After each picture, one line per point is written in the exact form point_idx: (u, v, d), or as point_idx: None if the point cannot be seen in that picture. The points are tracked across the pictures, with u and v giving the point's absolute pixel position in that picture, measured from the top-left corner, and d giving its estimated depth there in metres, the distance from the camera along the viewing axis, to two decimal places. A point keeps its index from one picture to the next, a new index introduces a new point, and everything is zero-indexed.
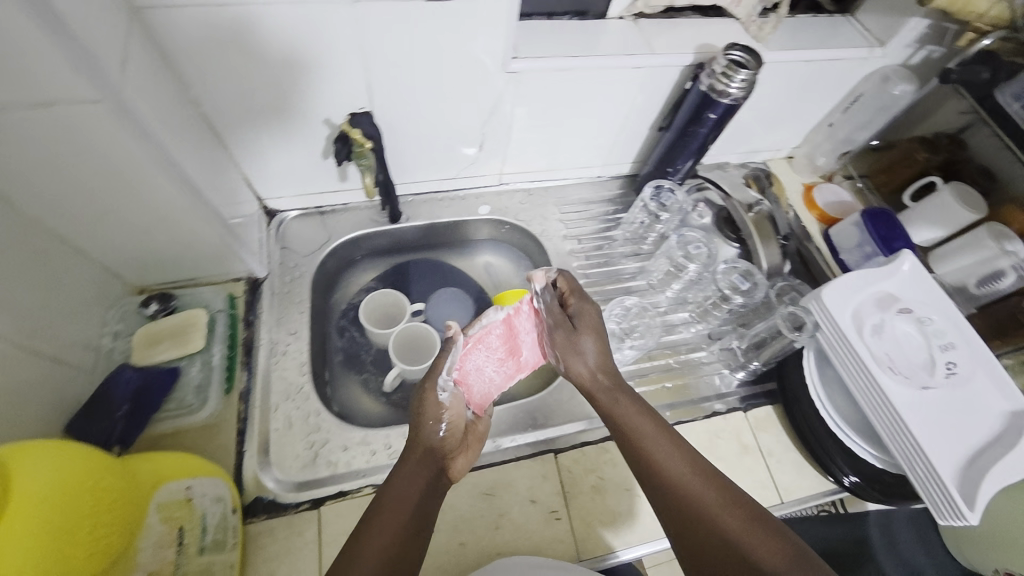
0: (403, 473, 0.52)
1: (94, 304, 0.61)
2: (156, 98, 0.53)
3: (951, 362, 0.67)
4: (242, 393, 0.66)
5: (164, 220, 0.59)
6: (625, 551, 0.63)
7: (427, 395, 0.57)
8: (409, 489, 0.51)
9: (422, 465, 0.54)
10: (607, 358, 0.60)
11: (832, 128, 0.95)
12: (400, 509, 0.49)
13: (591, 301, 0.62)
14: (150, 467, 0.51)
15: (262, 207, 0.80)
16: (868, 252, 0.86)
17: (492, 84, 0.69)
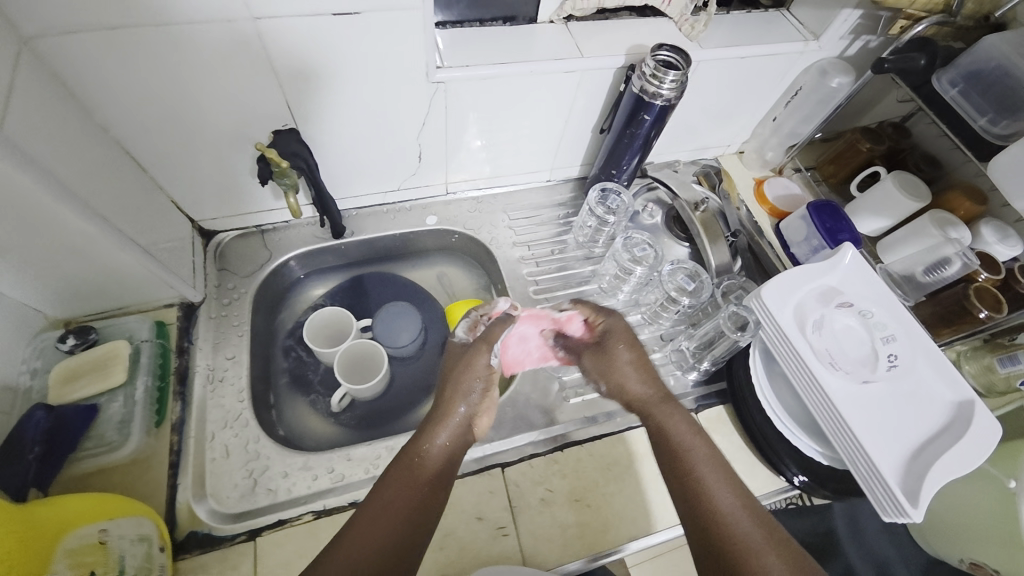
0: (430, 437, 0.60)
1: (11, 341, 0.58)
2: (54, 128, 0.51)
3: (892, 354, 0.67)
4: (175, 424, 0.64)
5: (77, 254, 0.57)
6: (627, 545, 0.64)
7: (474, 358, 0.67)
8: (432, 459, 0.58)
9: (450, 433, 0.61)
10: (646, 373, 0.68)
11: (776, 122, 0.95)
12: (416, 480, 0.55)
13: (619, 318, 0.73)
14: (57, 512, 0.47)
15: (197, 229, 0.78)
16: (816, 245, 0.87)
17: (421, 94, 0.68)
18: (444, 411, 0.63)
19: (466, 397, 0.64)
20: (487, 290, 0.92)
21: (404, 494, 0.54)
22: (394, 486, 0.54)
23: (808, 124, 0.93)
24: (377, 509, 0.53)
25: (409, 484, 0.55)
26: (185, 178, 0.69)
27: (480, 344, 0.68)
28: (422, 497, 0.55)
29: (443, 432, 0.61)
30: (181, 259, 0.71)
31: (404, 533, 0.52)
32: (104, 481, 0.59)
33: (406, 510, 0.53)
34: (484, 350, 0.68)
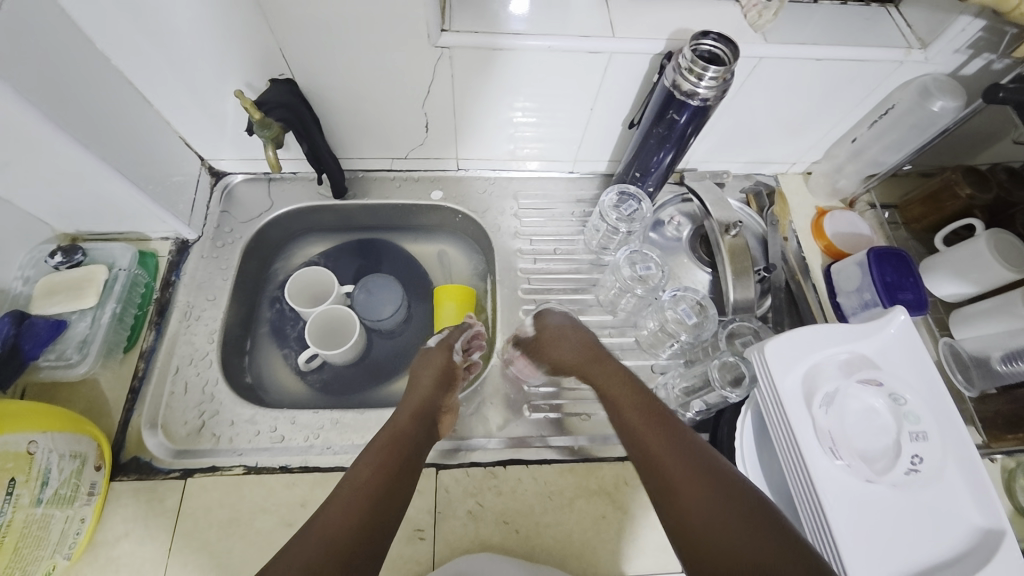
0: (399, 415, 0.59)
1: (9, 247, 0.62)
2: (48, 48, 0.51)
3: (915, 456, 0.54)
4: (144, 352, 0.67)
5: (72, 175, 0.59)
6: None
7: (432, 359, 0.66)
8: (397, 439, 0.54)
9: (411, 416, 0.58)
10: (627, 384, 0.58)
11: (855, 144, 0.79)
12: (383, 461, 0.51)
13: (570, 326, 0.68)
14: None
15: (207, 167, 0.79)
16: (868, 299, 0.72)
17: (424, 59, 0.63)
18: (406, 400, 0.60)
19: (430, 389, 0.62)
20: (482, 278, 0.87)
21: (377, 475, 0.50)
22: (369, 467, 0.50)
23: (897, 153, 0.77)
24: (349, 492, 0.48)
25: (381, 465, 0.51)
26: (192, 116, 0.70)
27: (439, 347, 0.68)
28: (393, 477, 0.50)
29: (404, 415, 0.58)
30: (180, 195, 0.73)
31: (376, 512, 0.47)
32: (69, 392, 0.63)
33: (378, 488, 0.49)
34: (445, 352, 0.67)
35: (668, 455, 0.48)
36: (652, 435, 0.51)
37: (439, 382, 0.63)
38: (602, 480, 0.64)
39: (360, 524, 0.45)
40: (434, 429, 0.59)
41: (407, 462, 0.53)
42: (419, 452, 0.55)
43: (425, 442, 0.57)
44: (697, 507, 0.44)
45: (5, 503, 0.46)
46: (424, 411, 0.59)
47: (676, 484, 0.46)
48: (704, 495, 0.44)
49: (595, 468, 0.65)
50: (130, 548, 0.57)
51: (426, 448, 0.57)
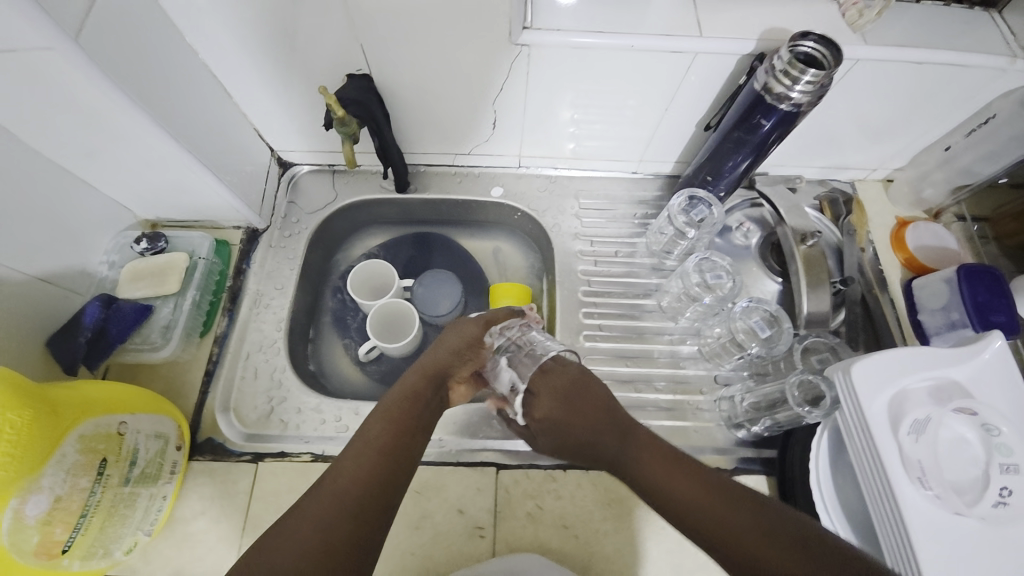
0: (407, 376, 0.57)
1: (101, 234, 0.66)
2: (141, 43, 0.52)
3: (1008, 491, 0.50)
4: (217, 337, 0.69)
5: (155, 168, 0.61)
6: None
7: (463, 327, 0.61)
8: (407, 401, 0.54)
9: (425, 377, 0.57)
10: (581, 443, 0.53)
11: (949, 153, 0.74)
12: (393, 421, 0.51)
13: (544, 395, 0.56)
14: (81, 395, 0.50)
15: (275, 158, 0.81)
16: (955, 319, 0.68)
17: (499, 57, 0.62)
18: (421, 361, 0.59)
19: (448, 355, 0.59)
20: (538, 277, 0.86)
21: (387, 435, 0.50)
22: (379, 427, 0.50)
23: (992, 164, 0.71)
24: (359, 453, 0.47)
25: (387, 423, 0.51)
26: (266, 107, 0.71)
27: (478, 318, 0.62)
28: (400, 437, 0.50)
29: (416, 376, 0.57)
30: (252, 186, 0.75)
31: (383, 474, 0.47)
32: (149, 374, 0.66)
33: (384, 448, 0.48)
34: (479, 325, 0.61)
35: (683, 490, 0.45)
36: (661, 467, 0.47)
37: (460, 351, 0.60)
38: None
39: (367, 485, 0.45)
40: (445, 391, 0.59)
41: (415, 423, 0.52)
42: (426, 415, 0.54)
43: (434, 405, 0.56)
44: (739, 529, 0.41)
45: (99, 482, 0.49)
46: (437, 374, 0.58)
47: (704, 502, 0.43)
48: (737, 519, 0.42)
49: None
50: (207, 525, 0.60)
51: (435, 409, 0.56)
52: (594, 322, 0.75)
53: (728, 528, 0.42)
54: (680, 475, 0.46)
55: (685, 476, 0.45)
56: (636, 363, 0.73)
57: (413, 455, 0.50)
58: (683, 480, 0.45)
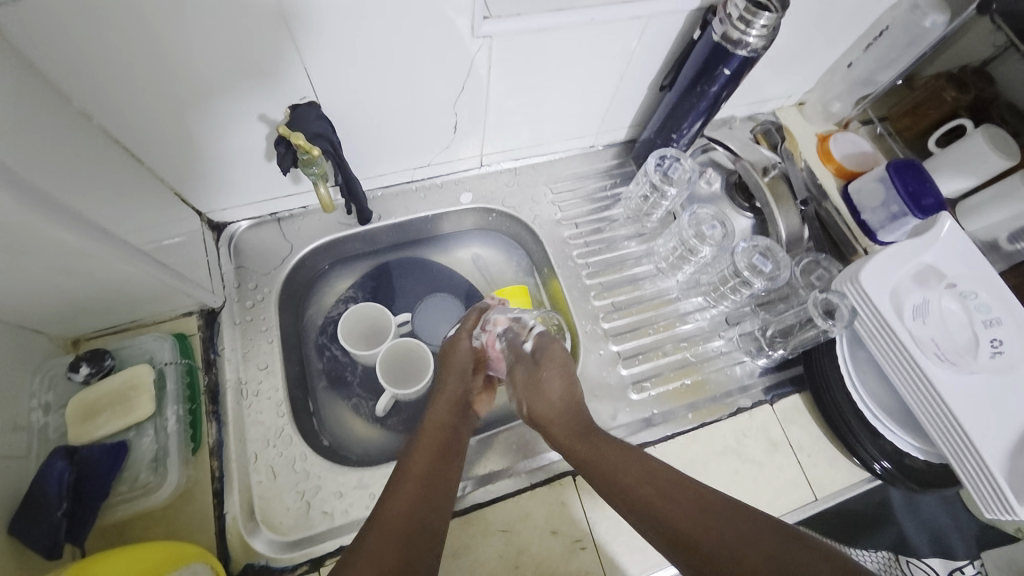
0: (433, 408, 0.60)
1: (17, 375, 0.51)
2: (24, 118, 0.40)
3: (996, 339, 0.60)
4: (213, 448, 0.58)
5: (77, 273, 0.48)
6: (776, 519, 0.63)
7: (457, 343, 0.65)
8: (440, 429, 0.57)
9: (450, 406, 0.60)
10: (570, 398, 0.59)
11: (851, 69, 0.83)
12: (432, 448, 0.54)
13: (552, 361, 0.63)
14: None
15: (205, 221, 0.68)
16: (895, 212, 0.77)
17: (460, 55, 0.58)
18: (441, 391, 0.62)
19: (460, 377, 0.63)
20: (529, 273, 0.83)
21: (428, 464, 0.52)
22: (420, 459, 0.52)
23: (888, 71, 0.82)
24: (408, 486, 0.49)
25: (427, 451, 0.53)
26: (189, 166, 0.59)
27: (462, 329, 0.66)
28: (440, 464, 0.53)
29: (441, 405, 0.60)
30: (193, 261, 0.62)
31: (428, 505, 0.48)
32: (146, 520, 0.54)
33: (428, 475, 0.51)
34: (467, 335, 0.66)
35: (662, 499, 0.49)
36: (645, 481, 0.51)
37: (467, 368, 0.64)
38: (725, 438, 0.67)
39: (418, 516, 0.47)
40: (471, 413, 0.62)
41: (450, 448, 0.55)
42: (459, 441, 0.57)
43: (465, 428, 0.59)
44: (710, 536, 0.45)
45: None
46: (460, 402, 0.61)
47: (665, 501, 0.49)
48: (714, 521, 0.46)
49: (714, 431, 0.68)
50: None
51: (466, 431, 0.59)
52: (605, 301, 0.76)
53: (701, 530, 0.46)
54: (667, 493, 0.49)
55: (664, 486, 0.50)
56: (655, 329, 0.75)
57: (452, 485, 0.52)
58: (670, 496, 0.49)
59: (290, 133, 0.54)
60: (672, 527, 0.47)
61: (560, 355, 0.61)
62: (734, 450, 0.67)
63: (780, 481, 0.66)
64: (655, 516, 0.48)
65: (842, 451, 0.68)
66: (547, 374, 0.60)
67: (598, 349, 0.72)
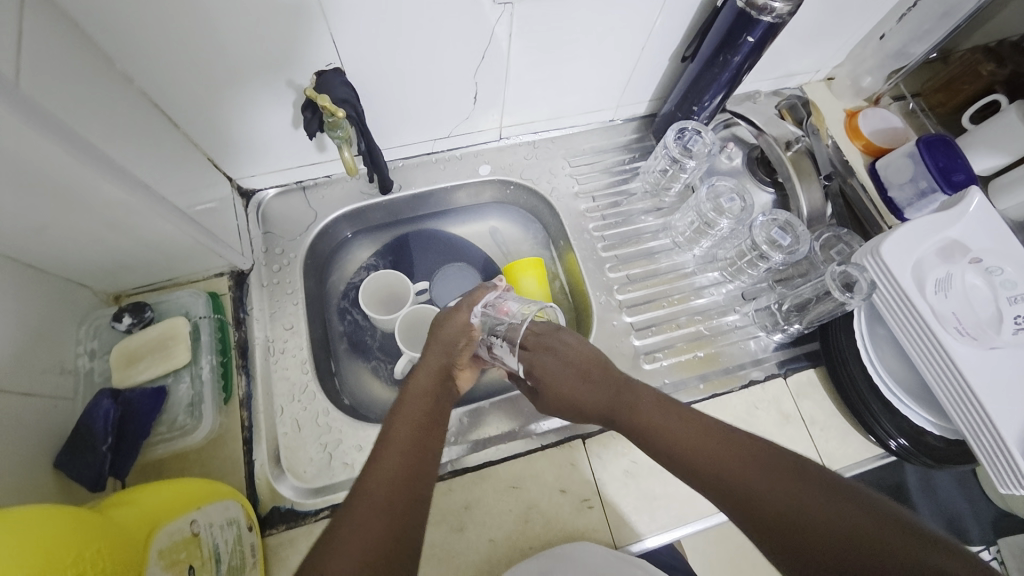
0: (413, 380, 0.56)
1: (64, 323, 0.55)
2: (70, 77, 0.42)
3: (1021, 317, 0.59)
4: (243, 399, 0.62)
5: (121, 228, 0.52)
6: None
7: (454, 318, 0.60)
8: (423, 399, 0.54)
9: (432, 379, 0.57)
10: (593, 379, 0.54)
11: (883, 41, 0.81)
12: (415, 419, 0.52)
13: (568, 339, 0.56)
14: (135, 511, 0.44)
15: (235, 188, 0.71)
16: (924, 188, 0.75)
17: (483, 23, 0.59)
18: (420, 362, 0.58)
19: (445, 351, 0.59)
20: (546, 247, 0.84)
21: (411, 434, 0.50)
22: (401, 429, 0.50)
23: (923, 42, 0.79)
24: (389, 455, 0.48)
25: (408, 422, 0.51)
26: (221, 132, 0.61)
27: (462, 303, 0.61)
28: (423, 435, 0.51)
29: (423, 376, 0.56)
30: (224, 223, 0.65)
31: (412, 473, 0.47)
32: (181, 461, 0.58)
33: (412, 444, 0.49)
34: (466, 310, 0.60)
35: (702, 448, 0.46)
36: (683, 433, 0.47)
37: (458, 345, 0.60)
38: (736, 410, 0.68)
39: (399, 485, 0.45)
40: (452, 387, 0.59)
41: (432, 419, 0.53)
42: (442, 411, 0.55)
43: (447, 400, 0.57)
44: (771, 494, 0.41)
45: None
46: (443, 374, 0.58)
47: (701, 451, 0.45)
48: (793, 490, 0.41)
49: (725, 402, 0.68)
50: None
51: (448, 404, 0.57)
52: (620, 273, 0.76)
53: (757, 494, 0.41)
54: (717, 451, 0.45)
55: (700, 436, 0.46)
56: (670, 302, 0.75)
57: (437, 452, 0.51)
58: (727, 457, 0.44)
59: (316, 96, 0.55)
60: (711, 470, 0.44)
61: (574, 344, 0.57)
62: (744, 422, 0.67)
63: (790, 453, 0.66)
64: (703, 472, 0.44)
65: (856, 427, 0.68)
66: (558, 350, 0.55)
67: (612, 320, 0.73)
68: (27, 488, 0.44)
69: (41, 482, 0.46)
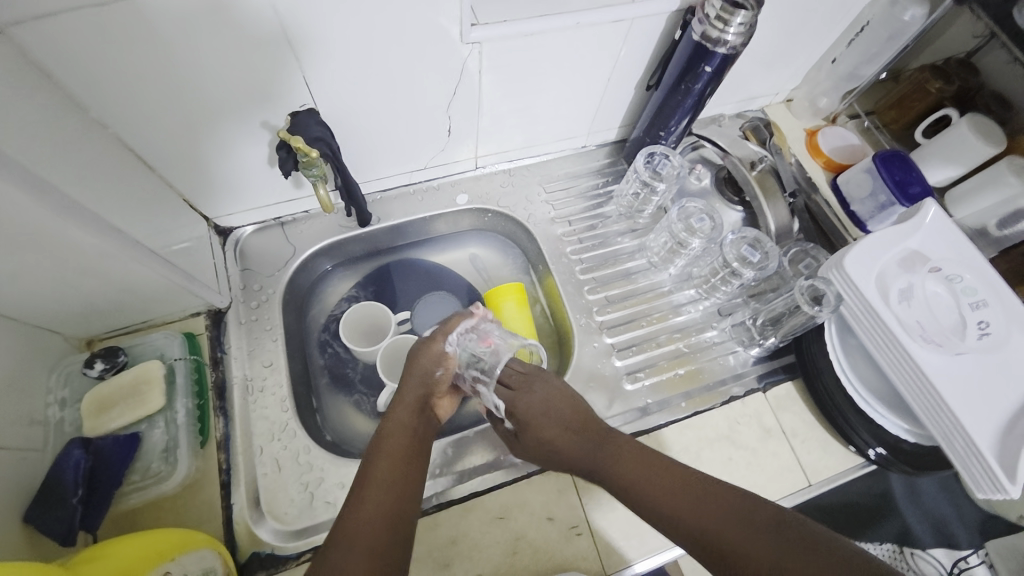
0: (394, 413, 0.57)
1: (34, 373, 0.54)
2: (42, 128, 0.43)
3: (982, 322, 0.61)
4: (220, 442, 0.60)
5: (93, 273, 0.51)
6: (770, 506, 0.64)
7: (429, 348, 0.61)
8: (401, 433, 0.55)
9: (412, 410, 0.58)
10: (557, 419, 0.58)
11: (835, 64, 0.86)
12: (392, 454, 0.52)
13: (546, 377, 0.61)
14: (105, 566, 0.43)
15: (212, 227, 0.71)
16: (883, 201, 0.79)
17: (453, 60, 0.61)
18: (401, 392, 0.59)
19: (426, 381, 0.60)
20: (525, 272, 0.85)
21: (393, 469, 0.51)
22: (384, 465, 0.51)
23: (872, 64, 0.84)
24: (369, 496, 0.48)
25: (386, 459, 0.52)
26: (197, 173, 0.62)
27: (438, 331, 0.62)
28: (402, 470, 0.51)
29: (403, 408, 0.57)
30: (199, 262, 0.65)
31: (395, 509, 0.48)
32: (156, 509, 0.56)
33: (393, 482, 0.50)
34: (442, 339, 0.61)
35: (646, 482, 0.52)
36: (638, 468, 0.53)
37: (434, 375, 0.60)
38: (718, 426, 0.68)
39: (384, 525, 0.47)
40: (432, 415, 0.60)
41: (414, 452, 0.54)
42: (423, 443, 0.56)
43: (428, 430, 0.58)
44: (715, 525, 0.46)
45: None
46: (422, 404, 0.59)
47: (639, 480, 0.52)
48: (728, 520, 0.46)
49: (708, 418, 0.69)
50: None
51: (428, 433, 0.58)
52: (599, 295, 0.77)
53: (707, 529, 0.46)
54: (688, 498, 0.49)
55: (648, 470, 0.52)
56: (649, 322, 0.76)
57: (420, 485, 0.52)
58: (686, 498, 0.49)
59: (289, 137, 0.57)
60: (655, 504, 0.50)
61: (549, 386, 0.60)
62: (728, 438, 0.68)
63: (774, 467, 0.66)
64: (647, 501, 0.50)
65: (836, 438, 0.69)
66: (536, 393, 0.59)
67: (593, 342, 0.74)
68: None
69: (8, 541, 0.44)
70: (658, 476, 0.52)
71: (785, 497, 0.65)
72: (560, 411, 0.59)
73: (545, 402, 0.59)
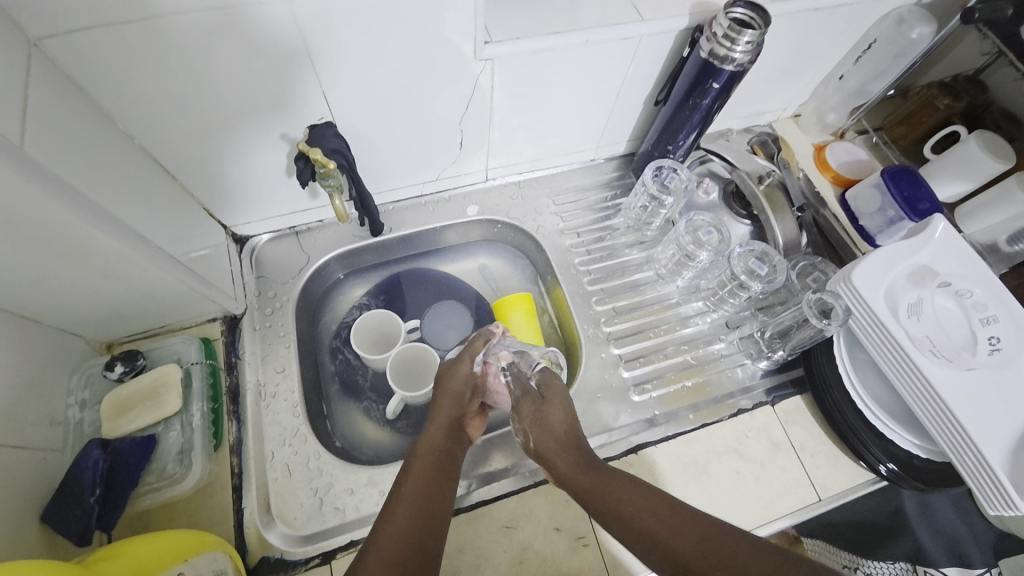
0: (427, 433, 0.58)
1: (56, 374, 0.55)
2: (76, 142, 0.45)
3: (994, 337, 0.61)
4: (233, 446, 0.61)
5: (115, 278, 0.53)
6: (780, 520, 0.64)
7: (458, 367, 0.64)
8: (433, 452, 0.55)
9: (444, 430, 0.59)
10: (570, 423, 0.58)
11: (843, 80, 0.87)
12: (420, 470, 0.53)
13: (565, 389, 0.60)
14: (120, 565, 0.44)
15: (229, 235, 0.73)
16: (892, 216, 0.79)
17: (467, 75, 0.63)
18: (433, 414, 0.60)
19: (457, 401, 0.61)
20: (533, 282, 0.86)
21: (422, 489, 0.52)
22: (413, 485, 0.52)
23: (880, 81, 0.85)
24: (401, 515, 0.49)
25: (419, 478, 0.53)
26: (218, 183, 0.64)
27: (465, 353, 0.65)
28: (434, 489, 0.52)
29: (435, 428, 0.59)
30: (217, 269, 0.66)
31: (423, 529, 0.48)
32: (168, 511, 0.57)
33: (422, 501, 0.50)
34: (469, 359, 0.64)
35: (621, 500, 0.51)
36: (613, 488, 0.52)
37: (464, 395, 0.63)
38: (726, 439, 0.68)
39: (410, 542, 0.47)
40: (465, 436, 0.61)
41: (445, 471, 0.55)
42: (454, 464, 0.56)
43: (459, 450, 0.58)
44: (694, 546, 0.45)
45: None
46: (453, 425, 0.60)
47: (611, 499, 0.51)
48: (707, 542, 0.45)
49: (716, 431, 0.69)
50: None
51: (461, 455, 0.59)
52: (607, 306, 0.78)
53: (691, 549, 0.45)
54: (669, 517, 0.48)
55: (626, 492, 0.51)
56: (657, 333, 0.77)
57: (448, 505, 0.52)
58: (680, 524, 0.47)
59: (308, 149, 0.58)
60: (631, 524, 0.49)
61: (560, 392, 0.60)
62: (735, 451, 0.68)
63: (782, 481, 0.66)
64: (624, 518, 0.50)
65: (846, 454, 0.69)
66: (554, 400, 0.58)
67: (600, 353, 0.74)
68: (13, 543, 0.44)
69: (27, 537, 0.46)
70: (632, 498, 0.51)
71: (793, 512, 0.65)
72: (573, 422, 0.57)
73: (561, 409, 0.58)
